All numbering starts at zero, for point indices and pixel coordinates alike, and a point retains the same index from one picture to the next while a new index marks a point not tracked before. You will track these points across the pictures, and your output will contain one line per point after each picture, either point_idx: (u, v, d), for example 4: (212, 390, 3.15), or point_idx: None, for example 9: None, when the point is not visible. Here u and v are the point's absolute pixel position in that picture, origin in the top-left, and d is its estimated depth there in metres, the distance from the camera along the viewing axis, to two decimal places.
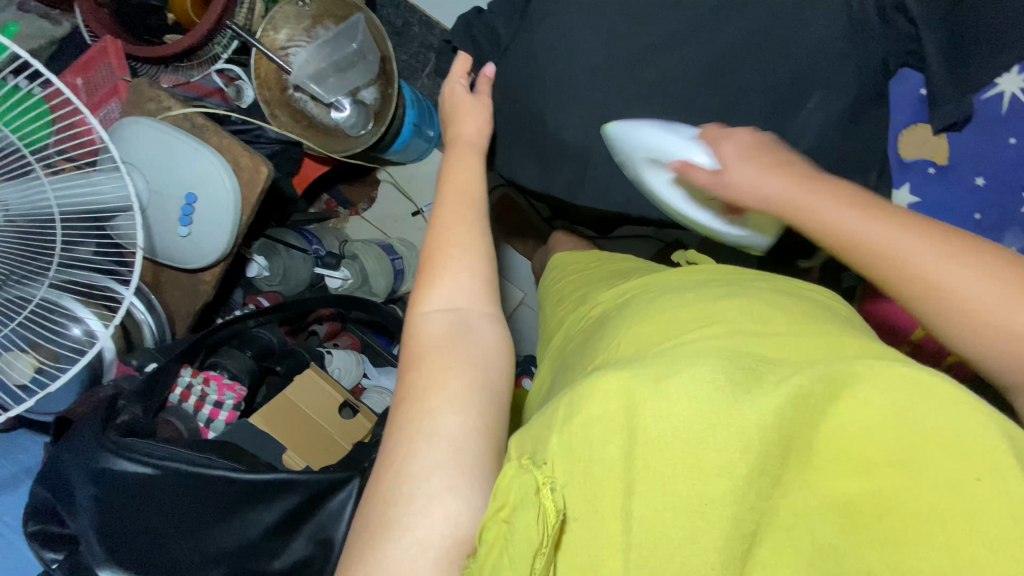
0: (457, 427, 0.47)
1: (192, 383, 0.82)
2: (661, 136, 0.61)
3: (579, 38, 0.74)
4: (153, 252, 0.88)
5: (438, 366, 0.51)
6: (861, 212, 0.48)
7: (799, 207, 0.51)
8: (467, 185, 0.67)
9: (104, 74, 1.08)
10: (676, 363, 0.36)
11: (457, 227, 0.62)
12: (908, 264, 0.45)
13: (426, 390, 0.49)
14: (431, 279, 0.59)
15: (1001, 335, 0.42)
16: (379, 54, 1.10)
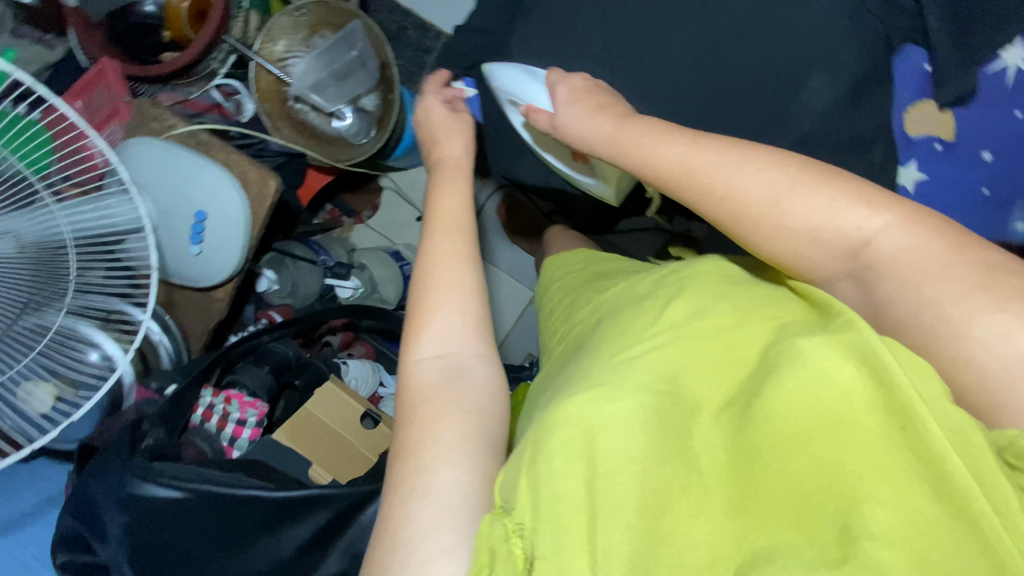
0: (454, 481, 0.46)
1: (213, 403, 0.81)
2: (510, 78, 0.66)
3: (576, 23, 0.68)
4: (165, 273, 0.88)
5: (429, 418, 0.51)
6: (683, 143, 0.50)
7: (623, 142, 0.53)
8: (455, 213, 0.65)
9: (103, 96, 1.06)
10: (619, 386, 0.41)
11: (442, 261, 0.61)
12: (703, 180, 0.48)
13: (419, 446, 0.49)
14: (420, 322, 0.58)
15: (773, 228, 0.45)
16: (379, 60, 1.09)
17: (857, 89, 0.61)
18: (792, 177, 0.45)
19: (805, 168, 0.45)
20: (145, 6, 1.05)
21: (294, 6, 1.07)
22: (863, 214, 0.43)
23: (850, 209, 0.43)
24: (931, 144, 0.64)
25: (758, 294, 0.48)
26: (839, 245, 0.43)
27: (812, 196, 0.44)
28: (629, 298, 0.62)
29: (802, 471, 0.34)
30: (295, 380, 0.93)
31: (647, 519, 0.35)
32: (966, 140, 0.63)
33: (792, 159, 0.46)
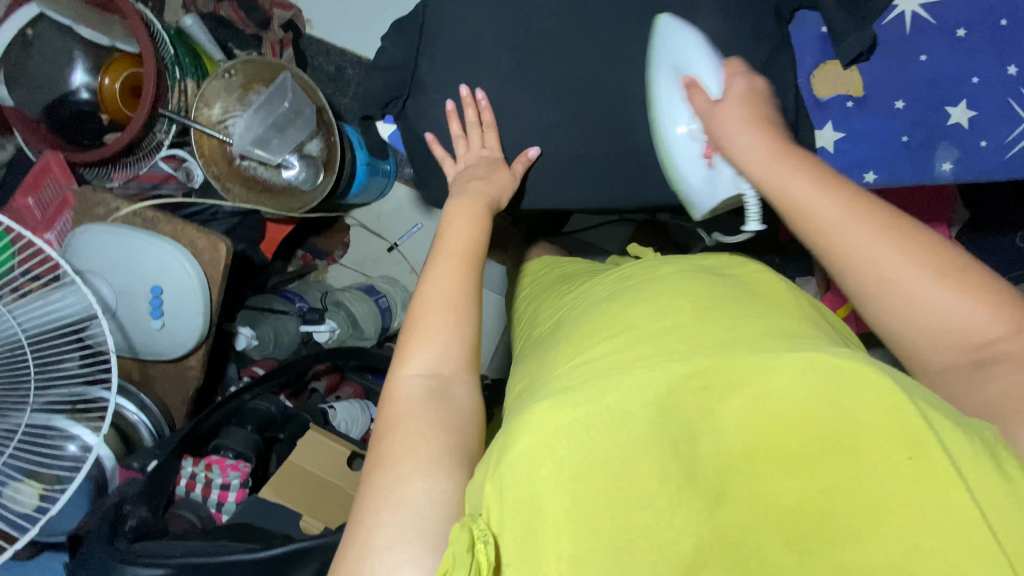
0: (423, 495, 0.43)
1: (195, 473, 0.82)
2: (687, 49, 0.60)
3: (480, 42, 0.68)
4: (133, 351, 0.89)
5: (401, 435, 0.48)
6: (819, 186, 0.49)
7: (774, 169, 0.52)
8: (459, 237, 0.59)
9: (53, 187, 1.09)
10: (605, 387, 0.39)
11: (437, 277, 0.56)
12: (830, 229, 0.48)
13: (393, 460, 0.46)
14: (416, 338, 0.53)
15: (918, 309, 0.46)
16: (314, 105, 1.11)
17: (759, 60, 0.62)
18: (937, 262, 0.46)
19: (949, 254, 0.47)
20: (80, 93, 1.06)
21: (224, 68, 1.08)
22: (976, 309, 0.45)
23: (960, 300, 0.45)
24: (844, 102, 0.63)
25: (751, 300, 0.52)
26: (958, 333, 0.46)
27: (933, 277, 0.46)
28: (591, 296, 0.62)
29: (798, 479, 0.33)
30: (280, 434, 0.95)
31: (616, 508, 0.33)
32: (875, 93, 0.63)
33: (939, 243, 0.48)
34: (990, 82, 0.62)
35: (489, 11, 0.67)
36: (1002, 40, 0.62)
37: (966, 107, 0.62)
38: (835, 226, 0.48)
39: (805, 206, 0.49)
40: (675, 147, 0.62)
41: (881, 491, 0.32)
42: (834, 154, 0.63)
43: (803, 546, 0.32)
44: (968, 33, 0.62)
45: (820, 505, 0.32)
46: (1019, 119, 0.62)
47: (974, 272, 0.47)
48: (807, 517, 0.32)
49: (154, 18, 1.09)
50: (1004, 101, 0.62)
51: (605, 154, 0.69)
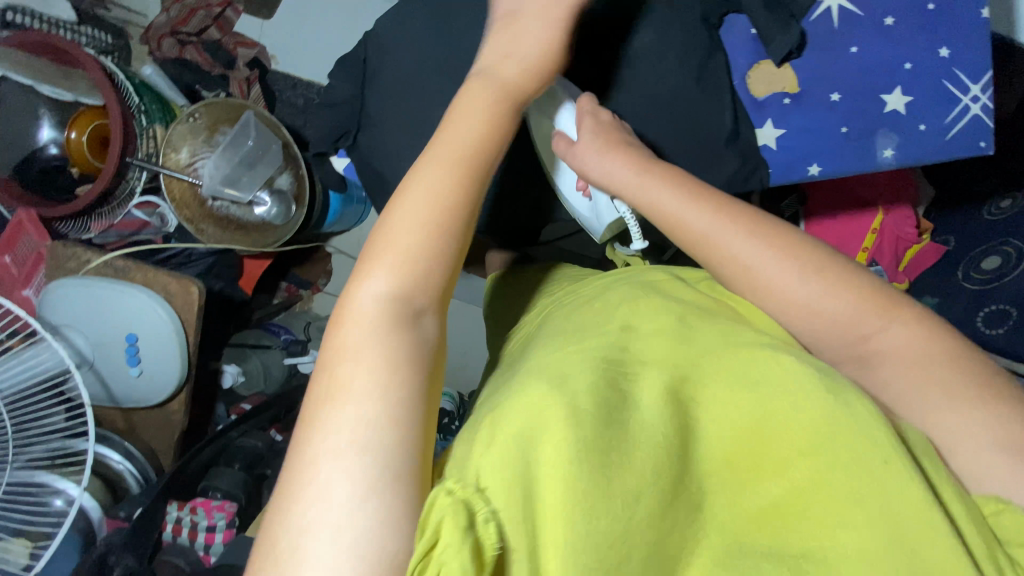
0: (370, 432, 0.35)
1: (181, 516, 0.84)
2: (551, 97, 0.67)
3: (422, 71, 0.69)
4: (113, 400, 0.90)
5: (357, 361, 0.38)
6: (694, 199, 0.52)
7: (644, 188, 0.54)
8: (460, 133, 0.47)
9: (28, 245, 1.10)
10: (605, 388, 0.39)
11: (421, 187, 0.44)
12: (705, 237, 0.51)
13: (343, 384, 0.37)
14: (380, 257, 0.42)
15: (804, 312, 0.49)
16: (279, 140, 1.14)
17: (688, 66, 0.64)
18: (807, 262, 0.50)
19: (813, 257, 0.50)
20: (47, 148, 1.09)
21: (188, 112, 1.10)
22: (845, 303, 0.48)
23: (833, 296, 0.48)
24: (781, 99, 0.65)
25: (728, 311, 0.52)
26: (835, 328, 0.48)
27: (804, 276, 0.49)
28: (568, 301, 0.63)
29: (768, 482, 0.38)
30: (267, 471, 0.94)
31: (610, 494, 0.33)
32: (809, 88, 0.64)
33: (807, 244, 0.51)
34: (922, 67, 0.62)
35: (429, 41, 0.69)
36: (930, 25, 0.63)
37: (901, 94, 0.63)
38: (710, 233, 0.51)
39: (674, 216, 0.52)
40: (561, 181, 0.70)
41: (842, 494, 0.36)
42: (776, 151, 0.66)
43: (770, 530, 0.36)
44: (896, 21, 0.63)
45: (786, 503, 0.36)
46: (956, 101, 0.62)
47: (841, 269, 0.50)
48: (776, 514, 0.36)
49: (118, 68, 1.11)
50: (939, 84, 0.62)
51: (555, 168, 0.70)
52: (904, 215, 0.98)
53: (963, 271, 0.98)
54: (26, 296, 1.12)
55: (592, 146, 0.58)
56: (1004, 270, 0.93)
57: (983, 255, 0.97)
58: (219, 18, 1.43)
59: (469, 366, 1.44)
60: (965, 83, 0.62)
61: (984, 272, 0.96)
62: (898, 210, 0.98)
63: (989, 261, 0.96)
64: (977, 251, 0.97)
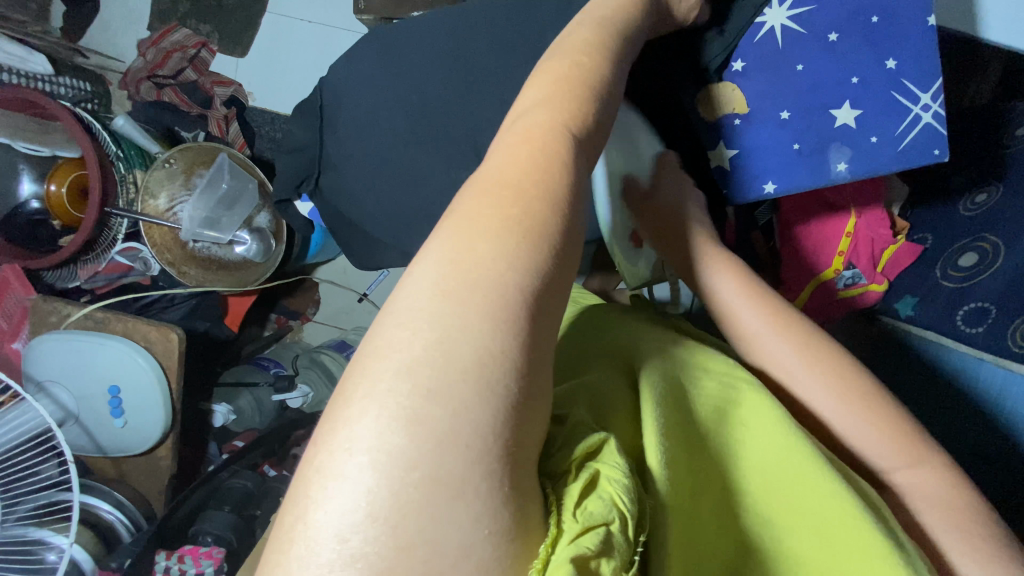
0: (514, 264, 0.31)
1: (170, 565, 0.82)
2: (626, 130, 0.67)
3: (378, 112, 0.70)
4: (101, 450, 0.91)
5: (502, 199, 0.34)
6: (739, 285, 0.57)
7: (698, 256, 0.60)
8: (582, 39, 0.48)
9: (15, 298, 1.12)
10: (689, 440, 0.43)
11: (555, 90, 0.42)
12: (739, 321, 0.57)
13: (474, 215, 0.33)
14: (520, 133, 0.38)
15: (833, 420, 0.52)
16: (255, 180, 1.17)
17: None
18: (831, 372, 0.53)
19: (842, 371, 0.53)
20: (30, 203, 1.09)
21: (163, 157, 1.12)
22: (879, 438, 0.50)
23: (845, 410, 0.51)
24: (732, 120, 0.66)
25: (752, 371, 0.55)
26: (873, 448, 0.50)
27: (829, 379, 0.52)
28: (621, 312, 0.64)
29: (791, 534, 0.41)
30: (257, 510, 0.95)
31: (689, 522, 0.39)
32: (757, 107, 0.65)
33: (839, 356, 0.54)
34: (870, 81, 0.63)
35: (384, 85, 0.70)
36: (875, 38, 0.63)
37: (851, 107, 0.63)
38: (753, 327, 0.56)
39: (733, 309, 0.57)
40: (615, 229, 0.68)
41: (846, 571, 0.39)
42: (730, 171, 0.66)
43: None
44: (840, 37, 0.63)
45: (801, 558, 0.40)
46: (908, 111, 0.62)
47: (864, 387, 0.52)
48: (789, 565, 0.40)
49: (94, 120, 1.13)
50: (888, 96, 0.62)
51: None
52: (879, 217, 0.98)
53: (941, 270, 0.97)
54: (15, 350, 1.13)
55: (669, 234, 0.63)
56: (981, 265, 0.92)
57: (960, 254, 0.95)
58: (194, 59, 1.45)
59: None
60: (915, 93, 0.62)
61: (961, 269, 0.95)
62: (871, 212, 0.98)
63: (965, 259, 0.95)
64: (953, 250, 0.96)
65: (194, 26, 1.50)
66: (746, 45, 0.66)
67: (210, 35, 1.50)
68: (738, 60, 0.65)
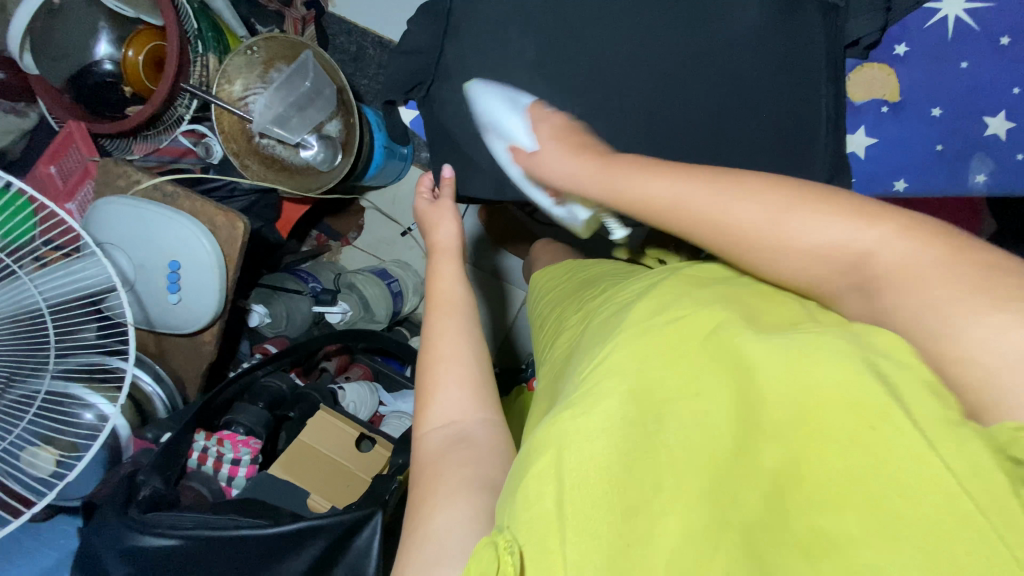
0: (444, 528, 0.42)
1: (207, 446, 0.84)
2: (490, 107, 0.64)
3: (507, 30, 0.67)
4: (149, 323, 0.90)
5: (432, 494, 0.46)
6: (671, 177, 0.49)
7: (576, 169, 0.54)
8: (445, 292, 0.62)
9: (75, 158, 1.11)
10: (587, 409, 0.40)
11: (432, 336, 0.58)
12: (693, 210, 0.48)
13: (431, 512, 0.44)
14: (424, 393, 0.54)
15: (818, 258, 0.43)
16: (335, 85, 1.11)
17: (786, 59, 0.61)
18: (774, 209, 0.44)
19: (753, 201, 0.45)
20: (103, 64, 1.05)
21: (246, 44, 1.08)
22: (845, 231, 0.42)
23: (811, 225, 0.43)
24: (878, 106, 0.63)
25: (760, 298, 0.47)
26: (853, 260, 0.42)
27: (789, 208, 0.44)
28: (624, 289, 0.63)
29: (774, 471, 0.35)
30: (290, 413, 0.95)
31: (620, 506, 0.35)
32: (910, 98, 0.62)
33: (761, 182, 0.46)
34: None
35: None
36: None
37: (1005, 118, 0.60)
38: (676, 206, 0.48)
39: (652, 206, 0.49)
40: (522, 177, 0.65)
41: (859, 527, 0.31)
42: (864, 160, 0.63)
43: (791, 523, 0.33)
44: (1013, 42, 0.60)
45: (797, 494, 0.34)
46: None
47: (796, 196, 0.45)
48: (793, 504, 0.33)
49: None
50: None
51: None
52: None
53: None
54: (68, 211, 1.12)
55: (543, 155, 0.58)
56: None
57: None
58: None
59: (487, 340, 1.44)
60: None
61: None
62: None
63: None
64: None
65: None
66: (914, 31, 0.62)
67: None
68: (903, 45, 0.62)
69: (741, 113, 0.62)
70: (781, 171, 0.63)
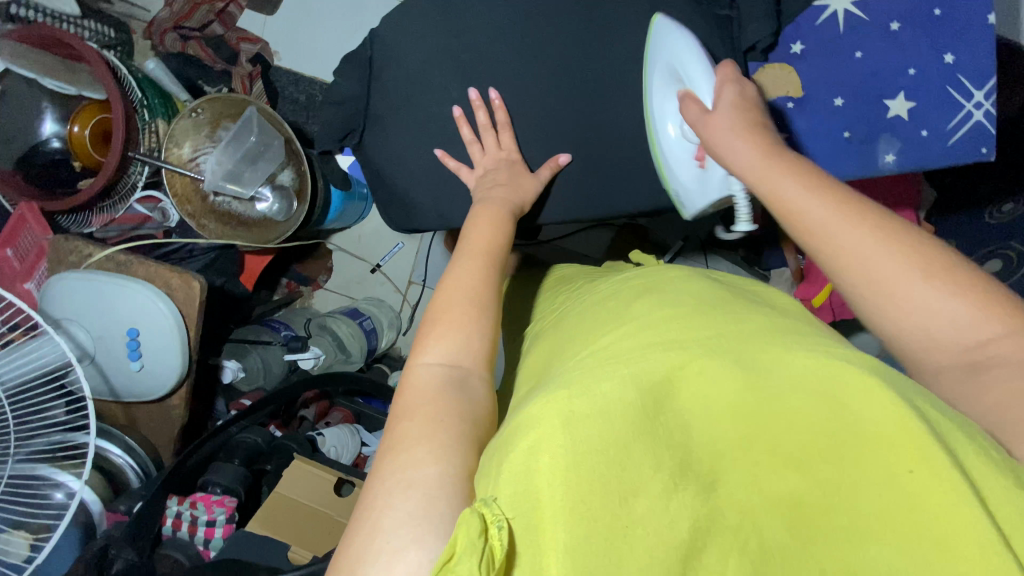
0: (436, 481, 0.38)
1: (181, 510, 0.83)
2: (679, 55, 0.60)
3: (427, 69, 0.69)
4: (115, 393, 0.90)
5: (412, 438, 0.41)
6: (868, 229, 0.46)
7: (763, 177, 0.51)
8: (483, 238, 0.57)
9: (30, 238, 1.09)
10: (612, 389, 0.38)
11: (456, 282, 0.52)
12: (849, 244, 0.46)
13: (425, 457, 0.39)
14: (439, 327, 0.49)
15: (914, 317, 0.45)
16: (282, 137, 1.13)
17: None
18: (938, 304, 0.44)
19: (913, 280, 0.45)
20: (51, 142, 1.08)
21: (190, 107, 1.10)
22: (967, 308, 0.44)
23: (930, 289, 0.45)
24: (784, 102, 0.66)
25: (736, 307, 0.50)
26: (954, 331, 0.44)
27: (935, 287, 0.45)
28: (600, 285, 0.65)
29: (787, 474, 0.35)
30: (266, 466, 0.95)
31: (618, 494, 0.32)
32: (813, 92, 0.65)
33: (912, 230, 0.47)
34: (927, 73, 0.63)
35: (437, 38, 0.68)
36: (936, 32, 0.63)
37: (905, 99, 0.63)
38: (824, 219, 0.47)
39: (800, 214, 0.48)
40: (668, 141, 0.64)
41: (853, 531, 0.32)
42: None
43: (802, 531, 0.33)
44: (902, 27, 0.63)
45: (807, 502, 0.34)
46: (960, 106, 0.62)
47: (932, 253, 0.46)
48: (799, 512, 0.34)
49: (121, 64, 1.10)
50: (943, 90, 0.62)
51: (562, 173, 0.70)
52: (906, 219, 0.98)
53: None
54: (28, 291, 1.11)
55: (717, 122, 0.55)
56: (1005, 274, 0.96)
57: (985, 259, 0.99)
58: (222, 14, 1.42)
59: None
60: (969, 90, 0.62)
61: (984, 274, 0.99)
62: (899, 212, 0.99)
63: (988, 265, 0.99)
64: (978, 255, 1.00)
65: None
66: (808, 28, 0.66)
67: None
68: (798, 43, 0.66)
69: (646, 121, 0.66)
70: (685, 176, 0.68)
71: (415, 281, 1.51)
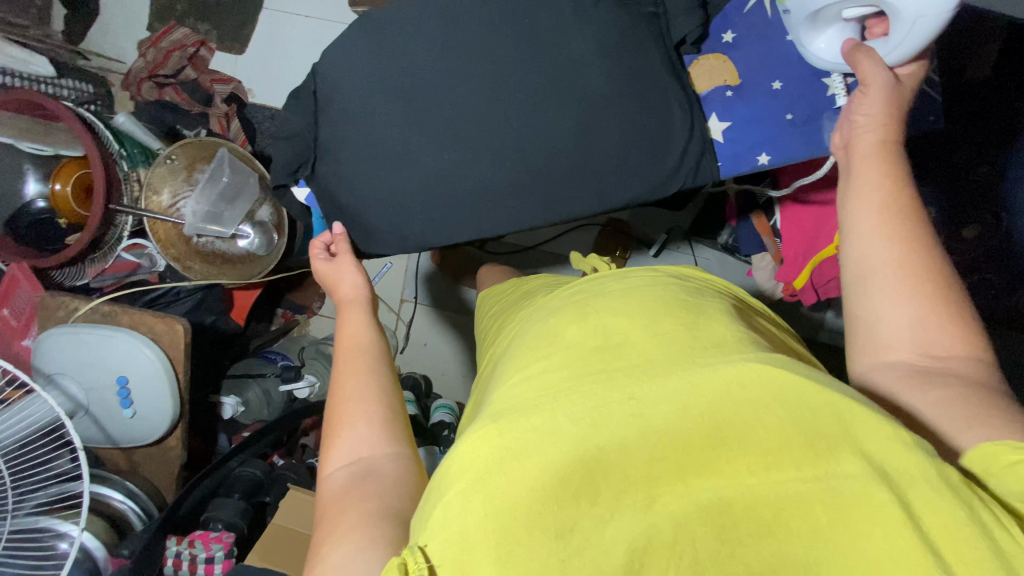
0: (340, 565, 0.39)
1: (180, 550, 0.83)
2: None
3: (370, 95, 0.70)
4: (112, 440, 0.92)
5: (337, 528, 0.42)
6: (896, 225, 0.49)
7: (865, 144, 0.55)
8: (355, 339, 0.59)
9: (23, 297, 1.14)
10: (540, 423, 0.36)
11: (342, 377, 0.54)
12: (883, 226, 0.49)
13: (328, 548, 0.41)
14: (336, 424, 0.50)
15: (869, 309, 0.48)
16: (256, 173, 1.17)
17: (617, 79, 0.67)
18: (922, 262, 0.47)
19: (921, 225, 0.49)
20: (36, 202, 1.11)
21: (165, 154, 1.13)
22: (920, 337, 0.46)
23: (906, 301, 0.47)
24: (723, 92, 0.72)
25: (671, 309, 0.46)
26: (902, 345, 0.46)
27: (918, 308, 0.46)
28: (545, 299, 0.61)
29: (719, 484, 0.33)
30: (266, 498, 0.97)
31: (556, 530, 0.32)
32: (749, 78, 0.72)
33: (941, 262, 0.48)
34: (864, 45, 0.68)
35: (376, 65, 0.70)
36: None
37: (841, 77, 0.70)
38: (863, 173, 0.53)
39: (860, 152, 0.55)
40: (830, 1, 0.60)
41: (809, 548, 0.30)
42: (723, 142, 0.72)
43: (729, 533, 0.31)
44: None
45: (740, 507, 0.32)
46: None
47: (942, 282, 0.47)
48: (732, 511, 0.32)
49: (95, 119, 1.13)
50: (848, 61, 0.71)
51: (511, 184, 0.70)
52: None
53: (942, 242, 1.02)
54: (26, 347, 1.15)
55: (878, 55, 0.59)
56: None
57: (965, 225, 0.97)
58: (194, 57, 1.45)
59: (466, 377, 1.46)
60: None
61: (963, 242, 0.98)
62: None
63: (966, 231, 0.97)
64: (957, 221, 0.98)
65: (192, 25, 1.49)
66: (734, 16, 0.74)
67: (208, 33, 1.49)
68: (728, 32, 0.73)
69: (583, 125, 0.68)
70: (634, 176, 0.70)
71: (407, 299, 1.46)
